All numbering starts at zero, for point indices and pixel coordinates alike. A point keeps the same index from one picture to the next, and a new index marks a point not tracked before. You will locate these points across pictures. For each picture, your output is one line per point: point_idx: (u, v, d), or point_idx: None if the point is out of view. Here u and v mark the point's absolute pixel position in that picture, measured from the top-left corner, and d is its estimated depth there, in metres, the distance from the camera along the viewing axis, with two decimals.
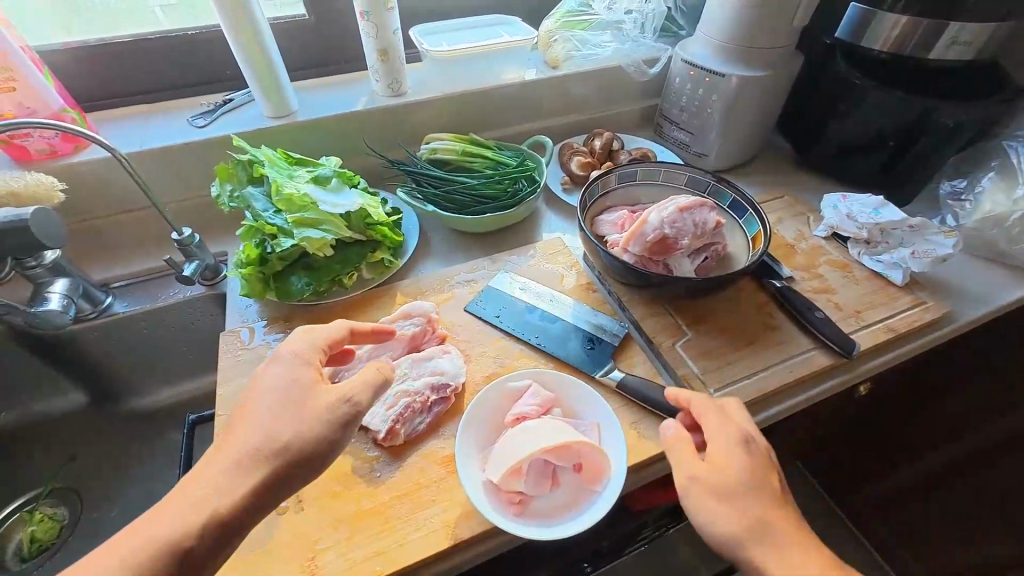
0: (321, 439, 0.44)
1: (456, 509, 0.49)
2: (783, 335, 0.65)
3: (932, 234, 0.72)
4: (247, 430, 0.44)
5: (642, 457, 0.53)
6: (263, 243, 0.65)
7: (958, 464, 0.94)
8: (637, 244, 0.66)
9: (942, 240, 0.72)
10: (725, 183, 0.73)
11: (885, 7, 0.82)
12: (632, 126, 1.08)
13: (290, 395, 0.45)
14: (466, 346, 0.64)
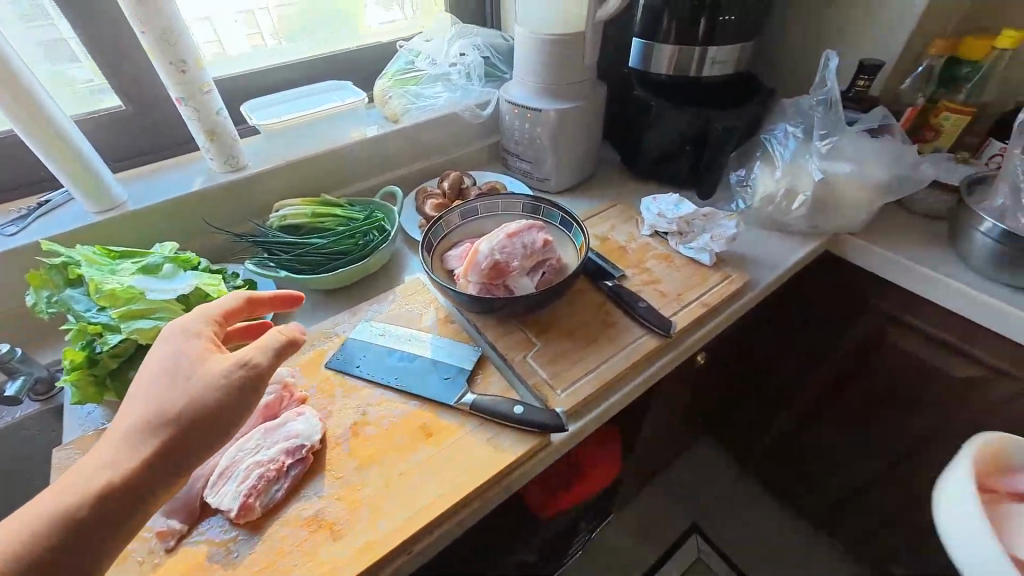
0: (205, 402, 0.48)
1: (320, 568, 0.49)
2: (619, 329, 0.74)
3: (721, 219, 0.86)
4: (135, 404, 0.48)
5: (497, 468, 0.57)
6: (91, 344, 0.62)
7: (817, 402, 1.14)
8: (476, 274, 0.71)
9: (728, 223, 0.85)
10: (552, 205, 0.83)
11: (660, 41, 1.00)
12: (483, 162, 1.17)
13: (173, 363, 0.50)
14: (326, 403, 0.65)
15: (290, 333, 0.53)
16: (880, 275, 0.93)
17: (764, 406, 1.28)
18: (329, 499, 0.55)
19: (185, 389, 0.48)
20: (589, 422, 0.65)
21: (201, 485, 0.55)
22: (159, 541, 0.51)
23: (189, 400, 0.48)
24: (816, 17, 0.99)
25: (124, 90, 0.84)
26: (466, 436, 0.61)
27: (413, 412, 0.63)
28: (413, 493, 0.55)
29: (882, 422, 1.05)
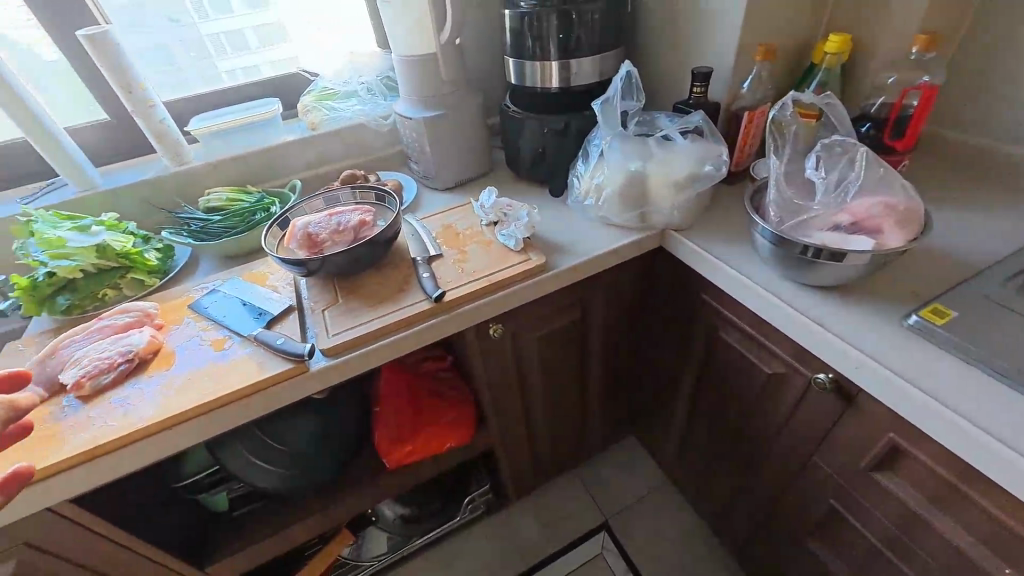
0: None
1: (108, 427, 0.72)
2: (408, 293, 0.89)
3: (522, 210, 0.99)
4: None
5: (253, 382, 0.76)
6: (34, 274, 0.91)
7: (692, 396, 1.18)
8: (296, 242, 0.91)
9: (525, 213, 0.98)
10: (389, 195, 1.02)
11: (529, 57, 1.11)
12: (396, 163, 1.37)
13: None
14: (171, 329, 0.87)
15: None
16: (698, 271, 0.96)
17: (660, 398, 1.32)
18: (137, 389, 0.77)
19: None
20: (345, 360, 0.81)
21: (61, 366, 0.80)
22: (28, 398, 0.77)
23: None
24: (668, 32, 1.09)
25: (109, 107, 1.17)
26: (246, 358, 0.80)
27: (221, 339, 0.85)
28: (189, 389, 0.76)
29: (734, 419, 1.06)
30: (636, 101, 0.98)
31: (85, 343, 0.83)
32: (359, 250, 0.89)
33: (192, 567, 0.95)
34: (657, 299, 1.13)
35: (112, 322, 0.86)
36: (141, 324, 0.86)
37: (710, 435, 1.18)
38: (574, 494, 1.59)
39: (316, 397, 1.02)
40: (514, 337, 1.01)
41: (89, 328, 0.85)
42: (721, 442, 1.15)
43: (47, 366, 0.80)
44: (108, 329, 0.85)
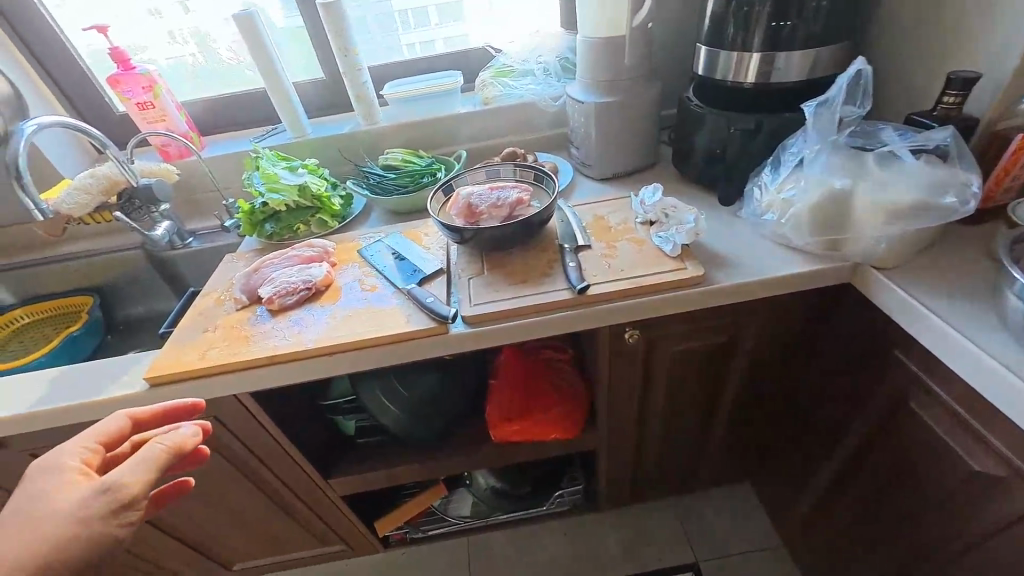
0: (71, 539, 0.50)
1: (285, 342, 0.84)
2: (551, 279, 0.88)
3: (686, 214, 0.90)
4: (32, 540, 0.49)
5: (402, 331, 0.82)
6: (255, 202, 1.10)
7: (846, 463, 0.99)
8: (456, 209, 0.95)
9: (690, 217, 0.89)
10: (549, 177, 1.01)
11: (726, 46, 1.00)
12: (556, 146, 1.36)
13: (70, 504, 0.52)
14: (342, 268, 0.99)
15: (178, 442, 0.59)
16: (897, 322, 0.78)
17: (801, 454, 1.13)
18: (310, 314, 0.89)
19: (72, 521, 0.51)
20: (482, 331, 0.83)
21: (262, 280, 0.96)
22: (235, 303, 0.94)
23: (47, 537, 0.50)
24: (922, 25, 0.88)
25: (327, 68, 1.35)
26: (397, 308, 0.87)
27: (380, 285, 0.93)
28: (349, 325, 0.85)
29: (902, 508, 0.87)
30: (860, 107, 0.82)
31: (280, 267, 0.98)
32: (512, 227, 0.91)
33: (320, 475, 1.09)
34: (830, 342, 0.96)
35: (301, 253, 1.00)
36: (320, 259, 0.99)
37: (860, 515, 0.99)
38: (668, 525, 1.47)
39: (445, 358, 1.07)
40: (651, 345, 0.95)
41: (286, 254, 1.00)
42: (873, 528, 0.95)
43: (252, 280, 0.96)
44: (298, 258, 1.00)
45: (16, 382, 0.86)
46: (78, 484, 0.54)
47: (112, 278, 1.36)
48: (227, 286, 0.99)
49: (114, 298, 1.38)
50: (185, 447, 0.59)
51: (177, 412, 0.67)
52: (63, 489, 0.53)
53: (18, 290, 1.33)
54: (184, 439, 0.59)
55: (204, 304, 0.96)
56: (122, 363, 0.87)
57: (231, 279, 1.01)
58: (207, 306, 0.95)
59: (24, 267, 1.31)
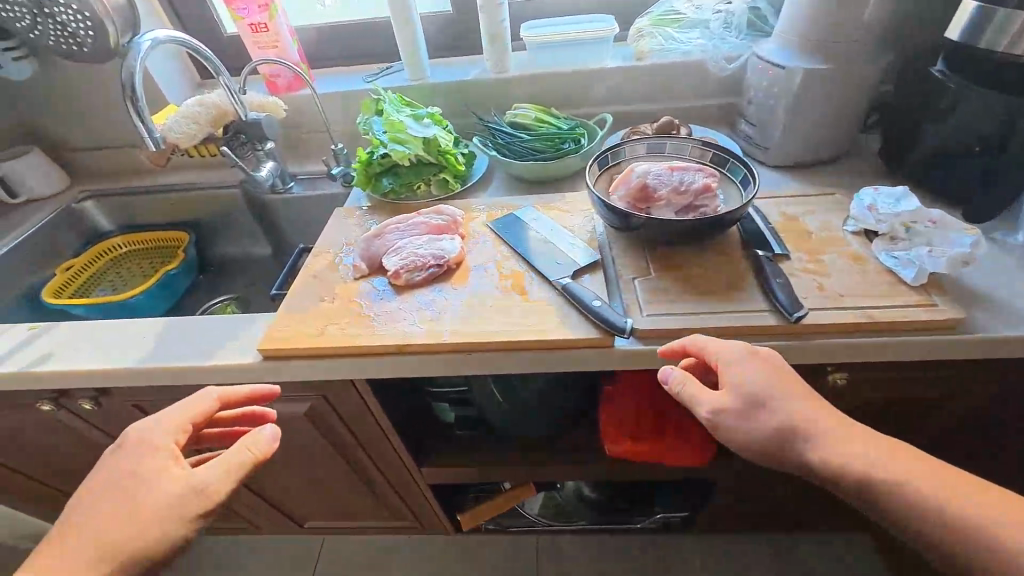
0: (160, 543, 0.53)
1: (416, 328, 0.71)
2: (744, 294, 0.70)
3: (955, 230, 0.70)
4: (93, 509, 0.55)
5: (558, 338, 0.67)
6: (372, 152, 0.96)
7: None
8: (622, 191, 0.77)
9: (962, 237, 0.69)
10: (740, 160, 0.80)
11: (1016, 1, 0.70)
12: (714, 119, 1.13)
13: (161, 498, 0.55)
14: (472, 244, 0.84)
15: (261, 453, 0.60)
16: None
17: None
18: (441, 298, 0.75)
19: (125, 489, 0.56)
20: (659, 349, 0.67)
21: (385, 248, 0.83)
22: (352, 271, 0.81)
23: (116, 514, 0.54)
24: None
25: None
26: (548, 305, 0.72)
27: (521, 272, 0.78)
28: (490, 318, 0.71)
29: None
30: None
31: (403, 235, 0.84)
32: (699, 222, 0.72)
33: (413, 460, 1.01)
34: None
35: (428, 221, 0.86)
36: (449, 230, 0.85)
37: None
38: (762, 562, 1.32)
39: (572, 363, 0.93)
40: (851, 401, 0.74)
41: (410, 220, 0.87)
42: None
43: (372, 245, 0.84)
44: (423, 226, 0.86)
45: (130, 331, 0.80)
46: (167, 499, 0.55)
47: (206, 215, 1.28)
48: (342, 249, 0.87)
49: (208, 236, 1.31)
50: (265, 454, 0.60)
51: (254, 399, 0.66)
52: (152, 499, 0.55)
53: (117, 216, 1.28)
54: (265, 447, 0.60)
55: (317, 266, 0.84)
56: (232, 324, 0.78)
57: (346, 239, 0.89)
58: (322, 268, 0.83)
59: (125, 193, 1.25)
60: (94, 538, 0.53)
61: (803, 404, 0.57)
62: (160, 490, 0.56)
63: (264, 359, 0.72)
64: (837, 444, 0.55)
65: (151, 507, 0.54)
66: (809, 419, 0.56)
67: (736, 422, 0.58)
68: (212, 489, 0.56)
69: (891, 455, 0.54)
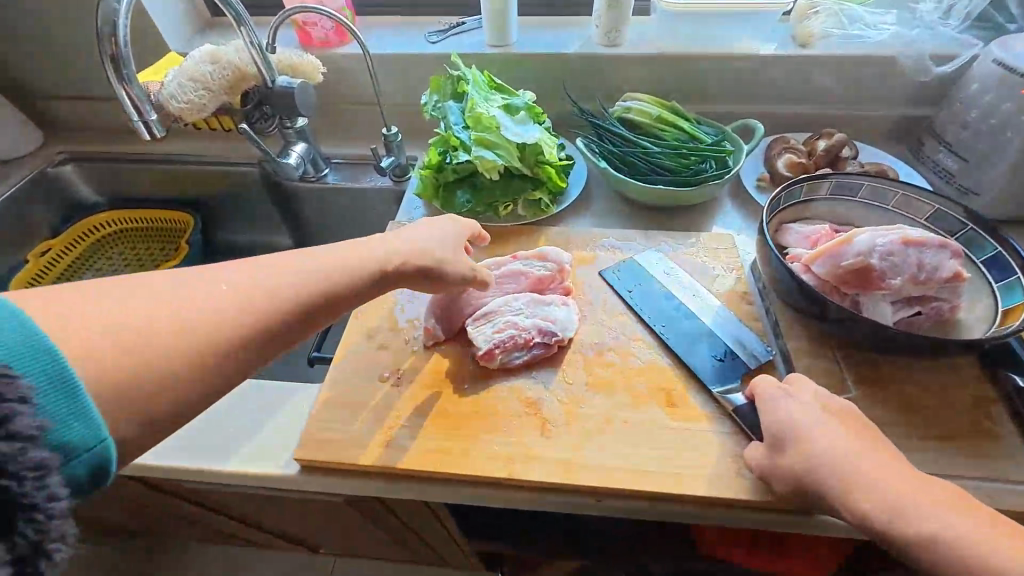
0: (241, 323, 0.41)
1: (521, 449, 0.50)
2: (1000, 449, 0.48)
3: None
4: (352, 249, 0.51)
5: (729, 495, 0.47)
6: (446, 153, 0.71)
7: None
8: (823, 265, 0.54)
9: None
10: (991, 232, 0.56)
11: None
12: (883, 136, 0.86)
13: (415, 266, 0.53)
14: (585, 307, 0.62)
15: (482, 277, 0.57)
16: None
17: None
18: (553, 396, 0.54)
19: (333, 257, 0.49)
20: None
21: (471, 307, 0.61)
22: (424, 335, 0.60)
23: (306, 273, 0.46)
24: None
25: None
26: (708, 432, 0.51)
27: (660, 365, 0.56)
28: (625, 444, 0.50)
29: None
30: None
31: (494, 291, 0.63)
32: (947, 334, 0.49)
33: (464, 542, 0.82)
34: None
35: (529, 273, 0.63)
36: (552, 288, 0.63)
37: None
38: None
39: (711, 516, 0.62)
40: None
41: (501, 267, 0.65)
42: None
43: (451, 300, 0.62)
44: (520, 278, 0.64)
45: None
46: (326, 272, 0.47)
47: (214, 194, 1.03)
48: (404, 294, 0.65)
49: (216, 220, 1.06)
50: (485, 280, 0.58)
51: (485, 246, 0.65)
52: (301, 267, 0.46)
53: (105, 186, 1.03)
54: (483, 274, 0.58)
55: (372, 317, 0.63)
56: (260, 404, 0.59)
57: None
58: (382, 326, 0.62)
59: (115, 158, 1.00)
60: (245, 288, 0.42)
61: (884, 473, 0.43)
62: (298, 268, 0.46)
63: (306, 469, 0.52)
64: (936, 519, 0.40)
65: (298, 277, 0.45)
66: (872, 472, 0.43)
67: (767, 463, 0.46)
68: (366, 271, 0.49)
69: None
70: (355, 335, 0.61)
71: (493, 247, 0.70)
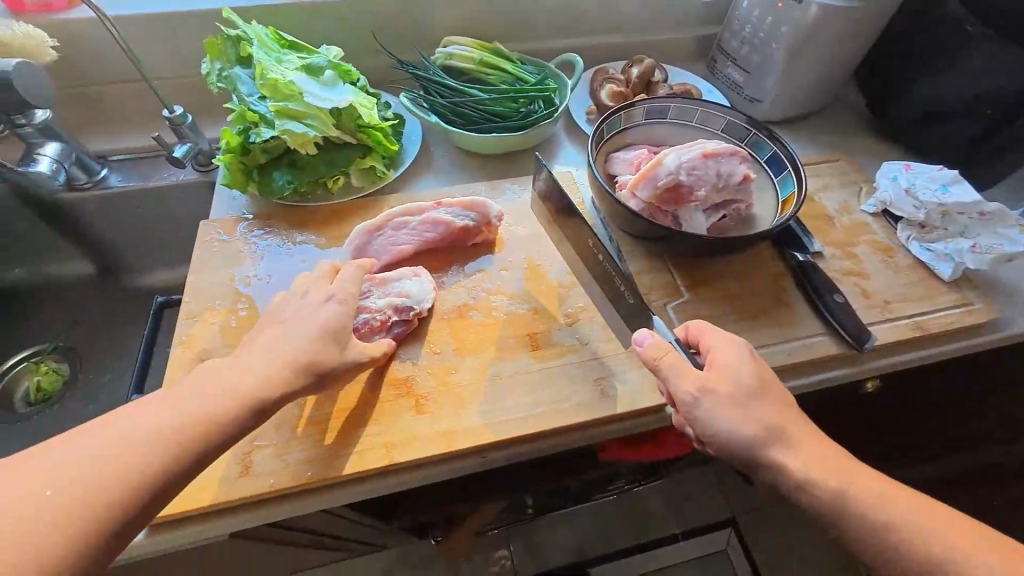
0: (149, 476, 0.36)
1: (396, 434, 0.48)
2: (794, 314, 0.59)
3: (1006, 227, 0.62)
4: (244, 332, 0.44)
5: (598, 416, 0.51)
6: (246, 131, 0.61)
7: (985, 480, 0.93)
8: (646, 189, 0.58)
9: (1015, 235, 0.61)
10: (767, 134, 0.64)
11: None
12: (684, 57, 0.94)
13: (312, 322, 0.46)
14: (442, 273, 0.60)
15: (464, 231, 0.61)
16: None
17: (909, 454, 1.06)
18: (423, 370, 0.53)
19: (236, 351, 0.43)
20: None
21: (385, 256, 0.59)
22: None
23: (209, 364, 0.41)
24: None
25: None
26: (575, 364, 0.54)
27: (522, 313, 0.57)
28: (497, 396, 0.51)
29: None
30: None
31: (412, 238, 0.60)
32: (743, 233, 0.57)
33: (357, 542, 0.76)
34: None
35: (453, 219, 0.60)
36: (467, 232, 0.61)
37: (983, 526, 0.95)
38: None
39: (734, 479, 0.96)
40: (884, 404, 0.69)
41: (423, 213, 0.61)
42: None
43: (369, 242, 0.59)
44: (440, 225, 0.60)
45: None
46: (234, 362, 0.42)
47: None
48: (236, 302, 0.57)
49: None
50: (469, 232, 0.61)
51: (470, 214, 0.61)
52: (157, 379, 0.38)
53: None
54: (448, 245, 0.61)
55: (201, 339, 0.54)
56: None
57: (239, 284, 0.59)
58: (215, 345, 0.54)
59: None
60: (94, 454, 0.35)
61: (783, 408, 0.44)
62: (238, 379, 0.41)
63: (154, 529, 0.45)
64: (806, 455, 0.43)
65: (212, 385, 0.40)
66: (769, 412, 0.44)
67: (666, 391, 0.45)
68: (283, 385, 0.42)
69: (870, 490, 0.41)
70: (184, 363, 0.52)
71: (331, 231, 0.63)
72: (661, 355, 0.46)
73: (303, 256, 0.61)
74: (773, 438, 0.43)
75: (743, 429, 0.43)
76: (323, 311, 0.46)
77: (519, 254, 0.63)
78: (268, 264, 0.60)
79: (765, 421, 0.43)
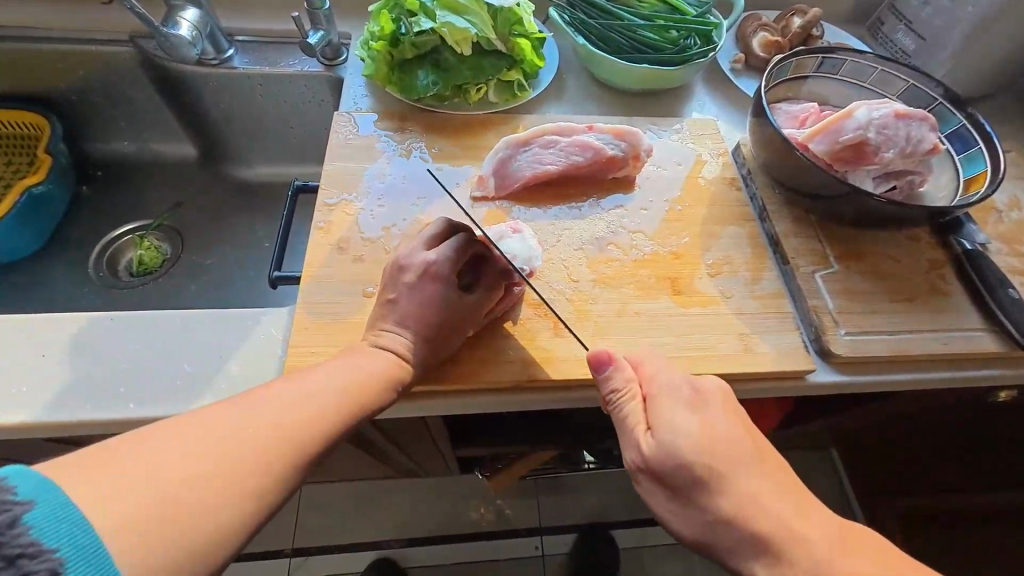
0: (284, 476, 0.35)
1: (536, 351, 0.48)
2: (952, 304, 0.54)
3: None
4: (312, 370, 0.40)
5: (740, 370, 0.49)
6: (400, 21, 0.59)
7: None
8: (822, 143, 0.54)
9: None
10: (958, 105, 0.58)
11: None
12: (841, 17, 0.85)
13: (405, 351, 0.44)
14: (578, 203, 0.58)
15: (608, 160, 0.57)
16: None
17: None
18: (561, 296, 0.51)
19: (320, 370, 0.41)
20: (857, 382, 0.52)
21: (528, 172, 0.57)
22: (475, 186, 0.57)
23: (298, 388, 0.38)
24: None
25: None
26: (714, 315, 0.51)
27: (661, 256, 0.55)
28: (638, 333, 0.49)
29: None
30: None
31: (559, 158, 0.57)
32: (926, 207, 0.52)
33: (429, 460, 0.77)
34: None
35: (601, 146, 0.57)
36: (614, 161, 0.58)
37: None
38: None
39: (830, 452, 1.05)
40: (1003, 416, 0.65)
41: (574, 135, 0.58)
42: None
43: (515, 154, 0.57)
44: (589, 149, 0.57)
45: (24, 339, 0.48)
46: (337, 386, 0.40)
47: (74, 89, 0.79)
48: (369, 198, 0.55)
49: (83, 124, 0.82)
50: (615, 163, 0.58)
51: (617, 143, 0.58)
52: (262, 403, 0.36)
53: None
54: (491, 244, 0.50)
55: (339, 227, 0.53)
56: (218, 339, 0.49)
57: (372, 181, 0.57)
58: (353, 236, 0.53)
59: None
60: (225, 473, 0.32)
61: (764, 483, 0.36)
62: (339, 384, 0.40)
63: None
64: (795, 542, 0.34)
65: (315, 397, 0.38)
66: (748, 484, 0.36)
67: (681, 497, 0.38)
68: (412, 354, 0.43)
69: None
70: (322, 249, 0.52)
71: (465, 141, 0.61)
72: (626, 398, 0.41)
73: (438, 163, 0.59)
74: (753, 540, 0.34)
75: (708, 520, 0.36)
76: (426, 291, 0.45)
77: (660, 197, 0.59)
78: (401, 165, 0.58)
79: (734, 513, 0.35)
